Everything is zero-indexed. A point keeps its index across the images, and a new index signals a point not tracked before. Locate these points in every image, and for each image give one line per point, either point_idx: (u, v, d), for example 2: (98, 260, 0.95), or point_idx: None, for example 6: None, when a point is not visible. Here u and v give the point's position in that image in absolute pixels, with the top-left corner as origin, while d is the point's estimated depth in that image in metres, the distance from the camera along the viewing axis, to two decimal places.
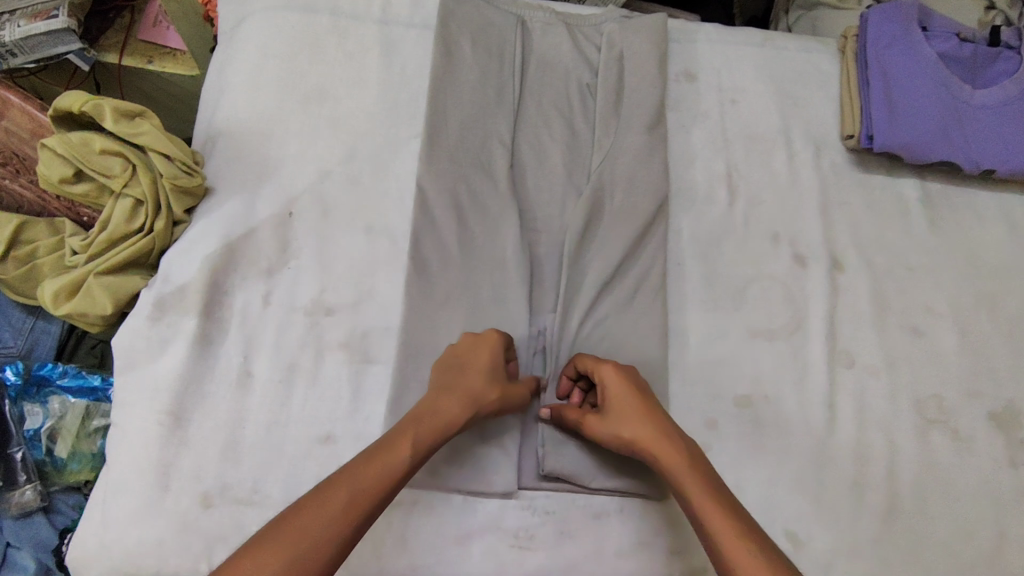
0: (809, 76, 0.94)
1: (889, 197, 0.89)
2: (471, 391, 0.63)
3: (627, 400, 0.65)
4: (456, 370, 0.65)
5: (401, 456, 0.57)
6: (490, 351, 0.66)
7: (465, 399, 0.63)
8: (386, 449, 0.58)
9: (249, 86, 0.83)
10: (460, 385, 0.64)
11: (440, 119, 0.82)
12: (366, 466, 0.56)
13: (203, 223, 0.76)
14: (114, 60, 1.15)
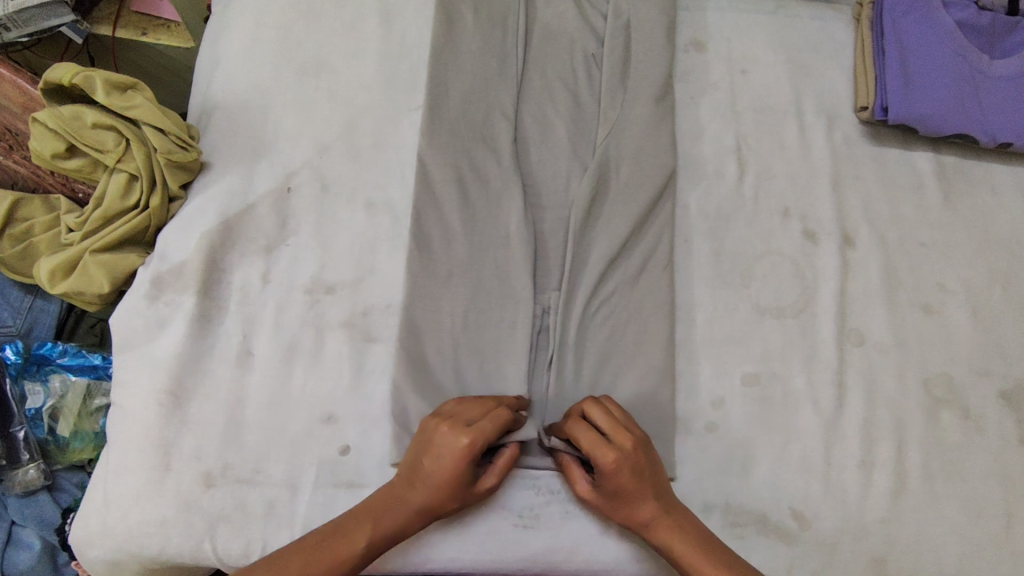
0: (822, 45, 0.91)
1: (903, 171, 0.86)
2: (438, 494, 0.60)
3: (632, 480, 0.60)
4: (424, 458, 0.60)
5: (345, 557, 0.57)
6: (457, 455, 0.59)
7: (426, 501, 0.60)
8: (340, 540, 0.58)
9: (244, 57, 0.80)
10: (426, 487, 0.60)
11: (441, 91, 0.79)
12: (312, 557, 0.57)
13: (199, 199, 0.74)
14: (108, 32, 1.12)
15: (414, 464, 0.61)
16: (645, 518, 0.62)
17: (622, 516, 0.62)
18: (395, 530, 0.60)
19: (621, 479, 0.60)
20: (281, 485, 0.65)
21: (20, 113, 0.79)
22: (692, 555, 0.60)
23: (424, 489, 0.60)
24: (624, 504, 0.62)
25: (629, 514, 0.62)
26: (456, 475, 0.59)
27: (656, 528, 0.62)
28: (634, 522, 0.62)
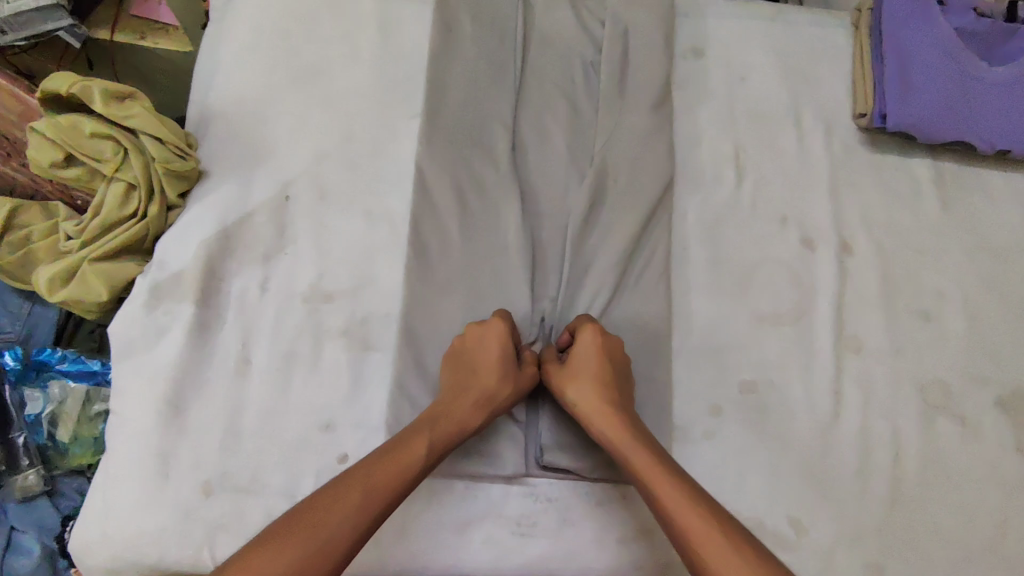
0: (821, 52, 0.91)
1: (901, 177, 0.86)
2: (493, 374, 0.64)
3: (595, 366, 0.65)
4: (469, 357, 0.66)
5: (413, 459, 0.57)
6: (494, 349, 0.65)
7: (484, 390, 0.64)
8: (403, 447, 0.58)
9: (243, 65, 0.81)
10: (479, 374, 0.65)
11: (439, 100, 0.79)
12: (378, 464, 0.56)
13: (197, 208, 0.74)
14: (106, 36, 1.12)
15: (461, 367, 0.66)
16: (589, 405, 0.64)
17: (571, 398, 0.65)
18: (457, 428, 0.62)
19: (589, 360, 0.65)
20: (280, 494, 0.65)
21: (18, 121, 0.79)
22: (633, 452, 0.60)
23: (479, 381, 0.64)
24: (579, 388, 0.65)
25: (580, 394, 0.64)
26: (506, 355, 0.65)
27: (595, 420, 0.63)
28: (581, 409, 0.64)
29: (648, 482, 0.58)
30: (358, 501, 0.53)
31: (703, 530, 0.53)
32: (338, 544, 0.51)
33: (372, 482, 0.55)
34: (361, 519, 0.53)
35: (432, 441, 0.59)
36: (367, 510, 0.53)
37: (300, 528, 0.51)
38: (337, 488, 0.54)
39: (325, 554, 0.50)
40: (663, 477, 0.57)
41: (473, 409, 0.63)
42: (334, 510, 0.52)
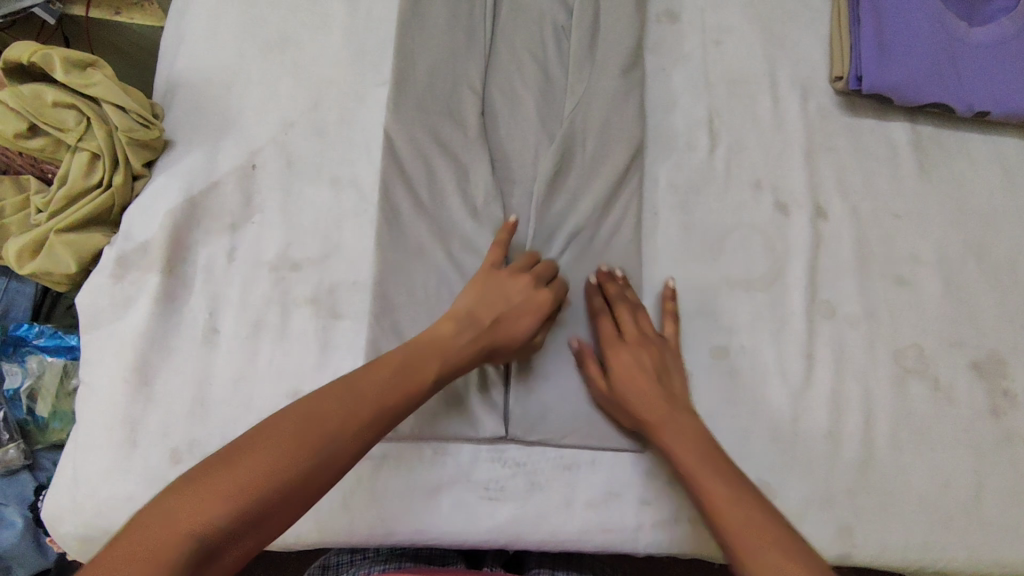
0: (798, 12, 0.89)
1: (878, 141, 0.85)
2: (511, 316, 0.65)
3: (626, 368, 0.66)
4: (490, 293, 0.66)
5: (392, 394, 0.56)
6: (519, 291, 0.66)
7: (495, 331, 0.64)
8: (414, 371, 0.58)
9: (208, 36, 0.80)
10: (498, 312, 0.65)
11: (407, 67, 0.79)
12: (361, 394, 0.54)
13: (164, 177, 0.73)
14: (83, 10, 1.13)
15: (485, 299, 0.65)
16: (653, 407, 0.63)
17: (621, 391, 0.65)
18: (453, 359, 0.61)
19: (634, 361, 0.66)
20: None
21: None
22: (683, 448, 0.60)
23: (480, 312, 0.64)
24: (635, 392, 0.64)
25: (638, 399, 0.64)
26: (512, 300, 0.66)
27: (655, 423, 0.63)
28: (645, 416, 0.63)
29: (700, 481, 0.57)
30: (338, 426, 0.51)
31: (739, 513, 0.53)
32: (315, 459, 0.49)
33: (383, 400, 0.55)
34: (345, 441, 0.51)
35: (424, 372, 0.59)
36: (346, 441, 0.51)
37: (310, 432, 0.50)
38: (314, 415, 0.51)
39: (331, 463, 0.50)
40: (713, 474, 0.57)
41: (471, 338, 0.63)
42: (342, 421, 0.52)
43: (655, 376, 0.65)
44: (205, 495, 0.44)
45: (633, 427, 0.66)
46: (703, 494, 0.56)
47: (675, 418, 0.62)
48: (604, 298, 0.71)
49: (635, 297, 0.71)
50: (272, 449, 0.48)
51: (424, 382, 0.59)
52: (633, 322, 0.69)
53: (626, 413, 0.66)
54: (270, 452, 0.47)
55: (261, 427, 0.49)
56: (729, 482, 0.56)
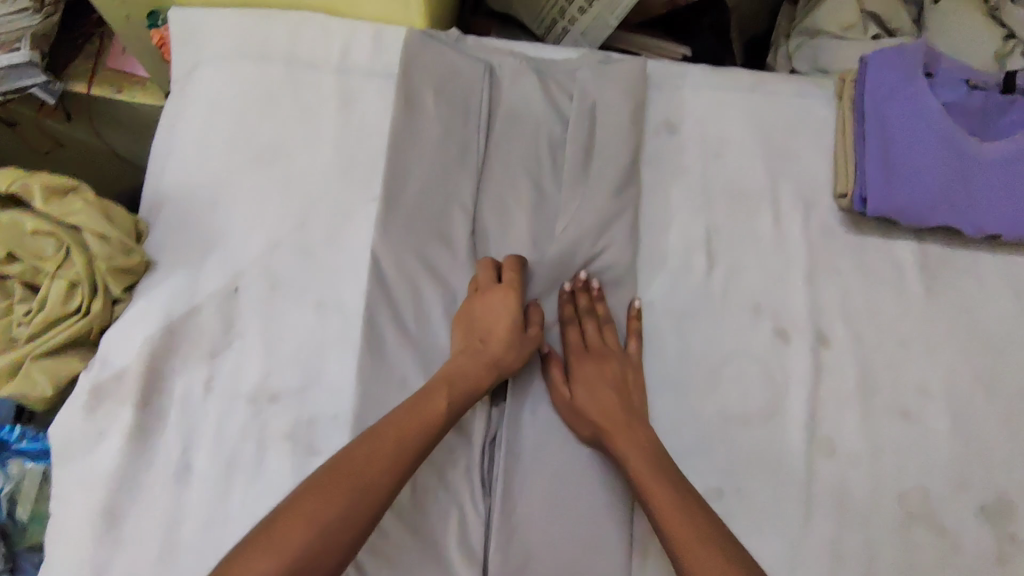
0: (802, 123, 0.87)
1: (883, 262, 0.82)
2: (501, 341, 0.69)
3: (598, 391, 0.69)
4: (477, 323, 0.71)
5: (407, 437, 0.61)
6: (504, 308, 0.70)
7: (493, 357, 0.68)
8: (426, 404, 0.64)
9: (197, 147, 0.78)
10: (491, 340, 0.69)
11: (398, 184, 0.77)
12: (378, 434, 0.60)
13: (143, 302, 0.72)
14: (84, 88, 1.15)
15: (475, 333, 0.70)
16: (598, 411, 0.68)
17: (581, 404, 0.69)
18: (464, 389, 0.66)
19: (597, 377, 0.70)
20: None
21: None
22: (637, 460, 0.64)
23: (473, 338, 0.70)
24: (591, 398, 0.69)
25: (597, 419, 0.68)
26: (507, 316, 0.70)
27: (606, 434, 0.67)
28: (598, 435, 0.68)
29: (653, 492, 0.62)
30: (370, 471, 0.58)
31: (688, 534, 0.58)
32: (351, 503, 0.56)
33: (401, 435, 0.61)
34: (375, 480, 0.58)
35: (432, 407, 0.64)
36: (370, 489, 0.57)
37: (340, 482, 0.57)
38: (340, 467, 0.58)
39: (366, 505, 0.56)
40: (660, 485, 0.62)
41: (476, 363, 0.68)
42: (368, 466, 0.58)
43: (619, 392, 0.70)
44: (264, 557, 0.51)
45: (588, 436, 0.69)
46: (651, 503, 0.61)
47: (625, 426, 0.67)
48: (575, 307, 0.75)
49: (602, 310, 0.75)
50: (309, 504, 0.55)
51: (438, 416, 0.63)
52: (593, 335, 0.73)
53: (580, 420, 0.69)
54: (308, 506, 0.55)
55: (297, 489, 0.57)
56: (685, 508, 0.60)
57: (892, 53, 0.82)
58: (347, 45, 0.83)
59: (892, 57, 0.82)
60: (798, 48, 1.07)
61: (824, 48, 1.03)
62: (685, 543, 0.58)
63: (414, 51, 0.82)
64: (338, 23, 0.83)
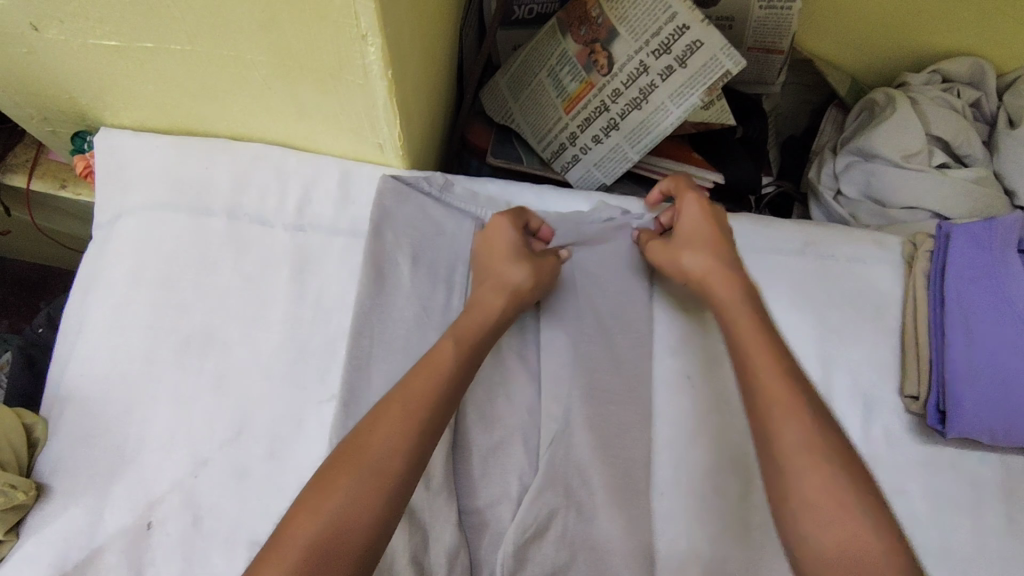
0: (862, 296, 0.71)
1: (958, 480, 0.66)
2: (504, 260, 0.62)
3: (705, 234, 0.65)
4: (482, 253, 0.65)
5: (424, 400, 0.53)
6: (504, 228, 0.64)
7: (502, 277, 0.62)
8: (431, 357, 0.56)
9: (115, 329, 0.63)
10: (494, 265, 0.63)
11: (361, 379, 0.61)
12: (381, 406, 0.53)
13: (31, 545, 0.56)
14: (24, 181, 0.95)
15: (478, 269, 0.64)
16: (703, 268, 0.62)
17: (685, 259, 0.63)
18: (475, 332, 0.59)
19: (693, 235, 0.65)
20: None
21: None
22: (747, 315, 0.58)
23: (497, 262, 0.63)
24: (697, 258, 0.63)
25: (703, 267, 0.62)
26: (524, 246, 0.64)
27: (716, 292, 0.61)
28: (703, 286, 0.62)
29: (759, 379, 0.54)
30: (376, 447, 0.51)
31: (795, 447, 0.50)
32: (356, 484, 0.49)
33: (408, 398, 0.53)
34: (387, 451, 0.51)
35: (450, 359, 0.56)
36: (387, 457, 0.50)
37: (346, 463, 0.50)
38: (347, 450, 0.51)
39: (379, 480, 0.49)
40: (788, 394, 0.52)
41: (481, 297, 0.61)
42: (373, 438, 0.51)
43: (714, 234, 0.65)
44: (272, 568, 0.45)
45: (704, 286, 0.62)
46: (762, 399, 0.52)
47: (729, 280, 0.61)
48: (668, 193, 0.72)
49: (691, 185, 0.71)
50: (313, 496, 0.49)
51: (448, 364, 0.55)
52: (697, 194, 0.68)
53: (678, 274, 0.64)
54: (313, 499, 0.49)
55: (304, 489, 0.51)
56: (798, 417, 0.50)
57: (980, 229, 0.68)
58: (307, 192, 0.68)
59: (980, 234, 0.67)
60: (846, 170, 0.91)
61: (879, 175, 0.87)
62: (782, 442, 0.50)
63: (388, 205, 0.67)
64: (298, 164, 0.69)
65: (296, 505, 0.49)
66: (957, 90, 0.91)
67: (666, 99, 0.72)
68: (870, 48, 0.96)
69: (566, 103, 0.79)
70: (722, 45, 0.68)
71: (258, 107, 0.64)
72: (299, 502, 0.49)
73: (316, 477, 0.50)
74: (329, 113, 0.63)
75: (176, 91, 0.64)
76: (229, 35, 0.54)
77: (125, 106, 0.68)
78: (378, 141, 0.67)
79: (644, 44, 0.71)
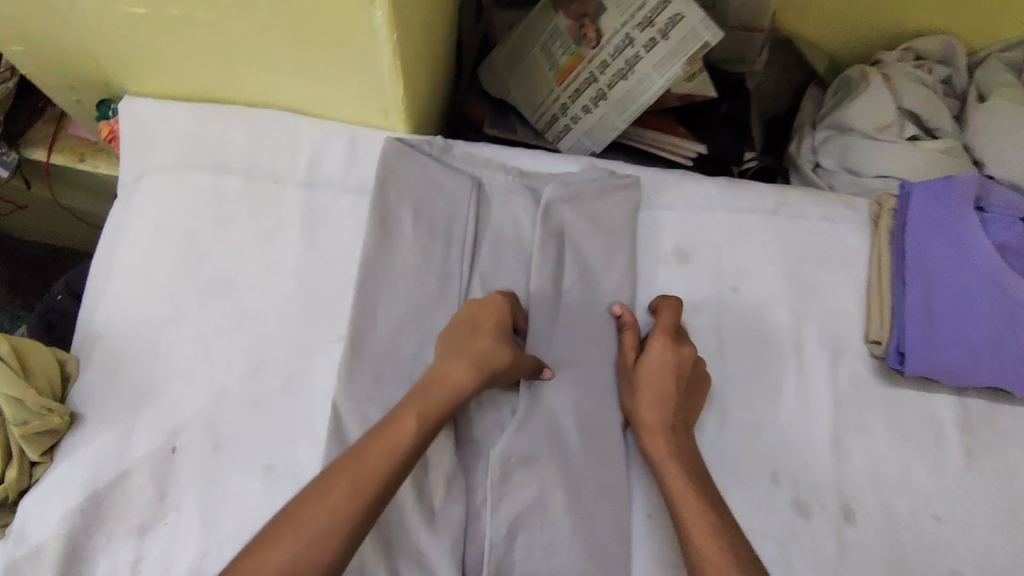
0: (831, 252, 0.76)
1: (919, 420, 0.72)
2: (487, 342, 0.63)
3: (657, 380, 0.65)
4: (461, 328, 0.64)
5: (376, 473, 0.55)
6: (496, 311, 0.64)
7: (484, 358, 0.62)
8: (390, 428, 0.58)
9: (140, 276, 0.69)
10: (474, 341, 0.63)
11: (367, 322, 0.67)
12: (332, 474, 0.55)
13: (66, 465, 0.62)
14: (44, 155, 1.01)
15: (452, 339, 0.64)
16: (641, 412, 0.65)
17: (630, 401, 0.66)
18: (437, 409, 0.60)
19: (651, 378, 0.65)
20: None
21: None
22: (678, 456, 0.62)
23: (482, 342, 0.63)
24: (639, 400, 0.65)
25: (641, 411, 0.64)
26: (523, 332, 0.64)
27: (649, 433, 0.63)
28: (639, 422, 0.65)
29: (676, 494, 0.60)
30: (321, 517, 0.52)
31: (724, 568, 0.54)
32: (296, 554, 0.51)
33: (360, 468, 0.55)
34: (329, 523, 0.52)
35: (409, 434, 0.57)
36: (331, 533, 0.52)
37: (289, 530, 0.52)
38: (291, 514, 0.53)
39: (318, 551, 0.51)
40: (699, 505, 0.58)
41: (454, 375, 0.61)
42: (318, 507, 0.53)
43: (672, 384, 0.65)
44: None
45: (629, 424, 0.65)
46: (677, 512, 0.59)
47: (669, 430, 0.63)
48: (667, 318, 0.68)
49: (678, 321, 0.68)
50: (255, 558, 0.51)
51: (406, 440, 0.57)
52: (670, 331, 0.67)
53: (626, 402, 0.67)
54: (253, 561, 0.51)
55: (248, 543, 0.53)
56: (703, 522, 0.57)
57: (940, 186, 0.73)
58: (317, 154, 0.74)
59: (940, 192, 0.72)
60: (824, 142, 0.97)
61: (854, 147, 0.92)
62: (700, 550, 0.56)
63: (392, 164, 0.72)
64: (308, 127, 0.74)
65: (238, 561, 0.51)
66: (928, 67, 0.97)
67: (649, 70, 0.78)
68: (848, 29, 1.02)
69: (557, 75, 0.84)
70: (701, 19, 0.74)
71: (271, 73, 0.70)
72: (240, 560, 0.51)
73: (259, 535, 0.52)
74: (336, 79, 0.69)
75: (196, 58, 0.69)
76: (246, 3, 0.59)
77: (149, 74, 0.74)
78: (382, 106, 0.73)
79: (629, 19, 0.77)
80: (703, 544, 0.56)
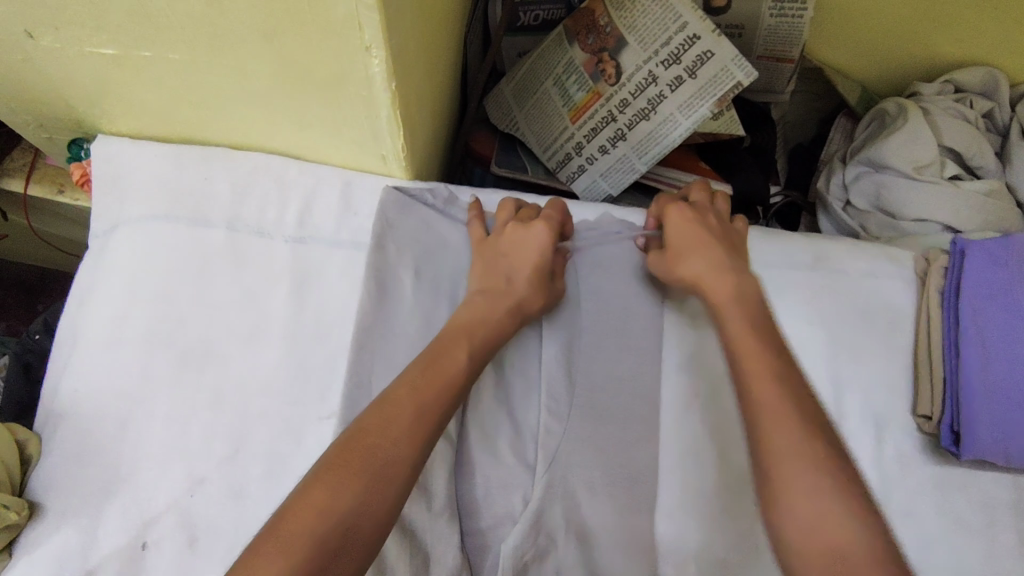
0: (874, 313, 0.69)
1: (974, 502, 0.65)
2: (526, 283, 0.62)
3: (692, 239, 0.64)
4: (501, 250, 0.64)
5: (436, 401, 0.52)
6: (538, 236, 0.64)
7: (518, 299, 0.61)
8: (442, 359, 0.55)
9: (110, 344, 0.62)
10: (515, 281, 0.62)
11: (362, 397, 0.59)
12: (387, 403, 0.52)
13: (23, 567, 0.55)
14: (22, 186, 0.92)
15: (490, 253, 0.64)
16: (697, 273, 0.62)
17: (679, 268, 0.64)
18: (485, 336, 0.58)
19: (690, 240, 0.64)
20: None
21: None
22: (737, 323, 0.58)
23: (491, 287, 0.61)
24: (688, 256, 0.64)
25: (688, 265, 0.63)
26: (545, 257, 0.63)
27: (708, 279, 0.61)
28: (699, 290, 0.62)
29: (740, 364, 0.54)
30: (386, 445, 0.49)
31: (791, 447, 0.48)
32: (367, 480, 0.47)
33: (418, 396, 0.52)
34: (397, 450, 0.49)
35: (462, 363, 0.55)
36: (399, 463, 0.49)
37: (354, 461, 0.48)
38: (349, 445, 0.49)
39: (387, 479, 0.48)
40: (763, 377, 0.53)
41: (494, 307, 0.60)
42: (382, 435, 0.50)
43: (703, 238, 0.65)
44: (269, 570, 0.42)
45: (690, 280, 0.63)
46: (747, 396, 0.52)
47: (729, 280, 0.61)
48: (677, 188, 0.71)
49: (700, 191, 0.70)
50: (316, 491, 0.46)
51: (460, 368, 0.55)
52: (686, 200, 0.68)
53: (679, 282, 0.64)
54: (315, 494, 0.46)
55: (300, 480, 0.48)
56: (787, 424, 0.49)
57: (997, 246, 0.66)
58: (308, 204, 0.67)
59: (997, 252, 0.66)
60: (856, 180, 0.90)
61: (889, 187, 0.85)
62: (774, 442, 0.49)
63: (391, 217, 0.65)
64: (300, 175, 0.67)
65: (292, 499, 0.47)
66: (969, 100, 0.90)
67: (674, 111, 0.71)
68: (880, 58, 0.95)
69: (572, 113, 0.77)
70: (733, 56, 0.67)
71: (257, 116, 0.63)
72: (296, 497, 0.47)
73: (314, 472, 0.48)
74: (330, 124, 0.62)
75: (174, 100, 0.62)
76: (228, 45, 0.52)
77: (123, 114, 0.67)
78: (381, 153, 0.65)
79: (653, 54, 0.70)
80: (773, 419, 0.50)
